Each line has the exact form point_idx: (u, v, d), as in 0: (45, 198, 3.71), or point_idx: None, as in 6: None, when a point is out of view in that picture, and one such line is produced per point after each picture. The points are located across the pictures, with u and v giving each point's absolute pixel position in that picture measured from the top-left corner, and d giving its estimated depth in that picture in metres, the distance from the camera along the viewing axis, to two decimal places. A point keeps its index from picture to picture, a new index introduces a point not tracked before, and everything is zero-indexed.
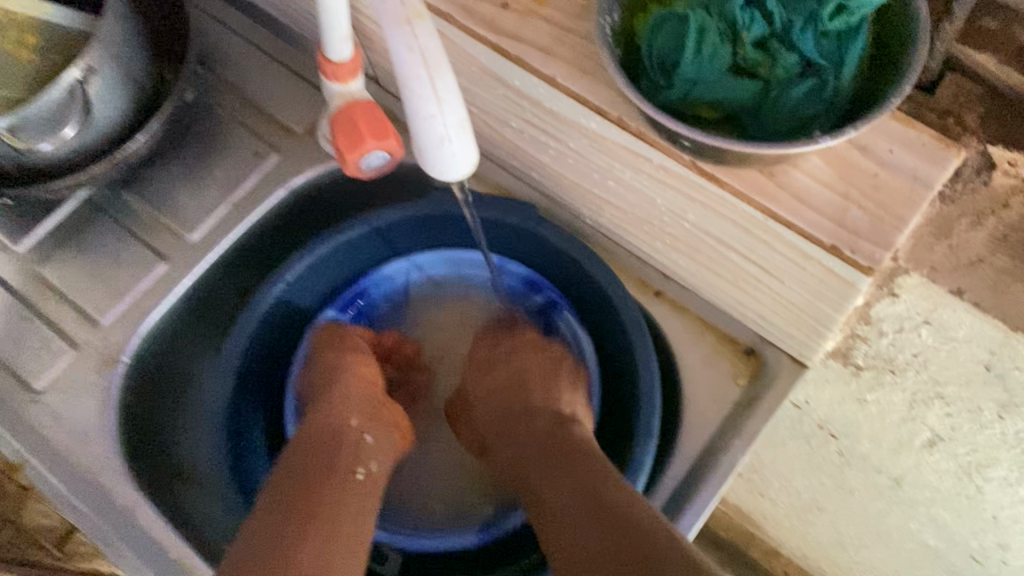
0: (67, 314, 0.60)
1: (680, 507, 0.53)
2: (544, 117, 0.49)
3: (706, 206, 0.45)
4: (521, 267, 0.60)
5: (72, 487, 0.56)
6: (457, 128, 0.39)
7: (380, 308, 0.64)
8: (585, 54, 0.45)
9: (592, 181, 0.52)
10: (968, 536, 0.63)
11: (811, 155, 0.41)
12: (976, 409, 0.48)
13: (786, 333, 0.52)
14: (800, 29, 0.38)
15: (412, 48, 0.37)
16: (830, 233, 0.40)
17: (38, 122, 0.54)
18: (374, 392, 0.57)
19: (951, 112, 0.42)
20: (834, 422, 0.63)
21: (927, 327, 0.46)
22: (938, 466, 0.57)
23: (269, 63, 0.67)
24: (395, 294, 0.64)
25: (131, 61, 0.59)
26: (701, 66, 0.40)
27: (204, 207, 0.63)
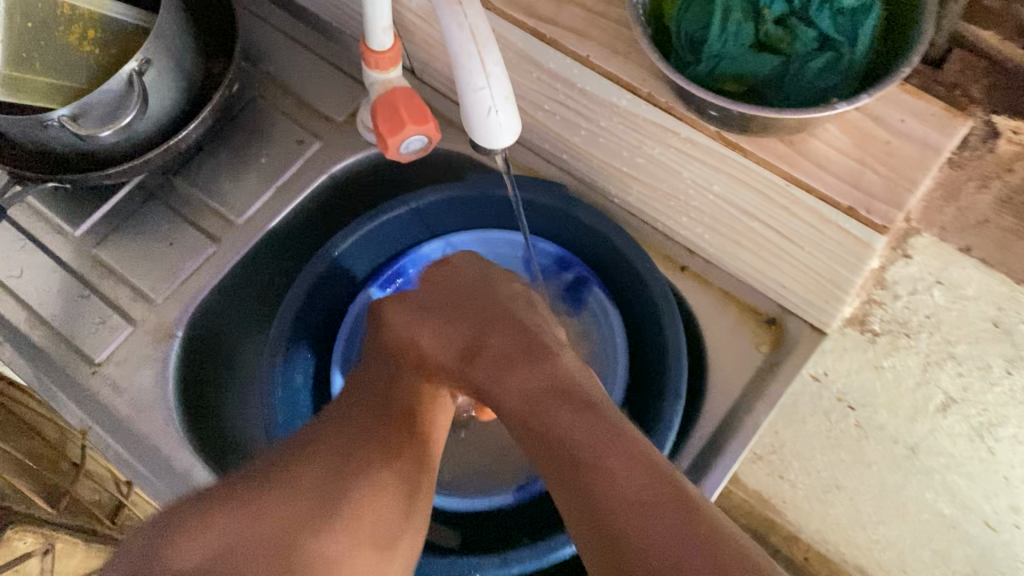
0: (124, 292, 0.64)
1: (707, 465, 0.57)
2: (577, 98, 0.52)
3: (731, 176, 0.48)
4: (553, 246, 0.64)
5: (131, 452, 0.59)
6: (503, 99, 0.42)
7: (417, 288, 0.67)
8: (618, 36, 0.48)
9: (621, 159, 0.56)
10: (982, 502, 0.66)
11: (828, 125, 0.45)
12: (986, 366, 0.51)
13: (805, 301, 0.55)
14: (817, 7, 0.42)
15: (462, 25, 0.41)
16: (847, 196, 0.44)
17: (100, 110, 0.58)
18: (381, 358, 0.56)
19: (959, 85, 0.44)
20: (852, 394, 0.66)
21: (939, 287, 0.49)
22: (952, 430, 0.60)
23: (312, 59, 0.71)
24: None
25: (182, 55, 0.62)
26: (727, 41, 0.43)
27: (250, 192, 0.66)
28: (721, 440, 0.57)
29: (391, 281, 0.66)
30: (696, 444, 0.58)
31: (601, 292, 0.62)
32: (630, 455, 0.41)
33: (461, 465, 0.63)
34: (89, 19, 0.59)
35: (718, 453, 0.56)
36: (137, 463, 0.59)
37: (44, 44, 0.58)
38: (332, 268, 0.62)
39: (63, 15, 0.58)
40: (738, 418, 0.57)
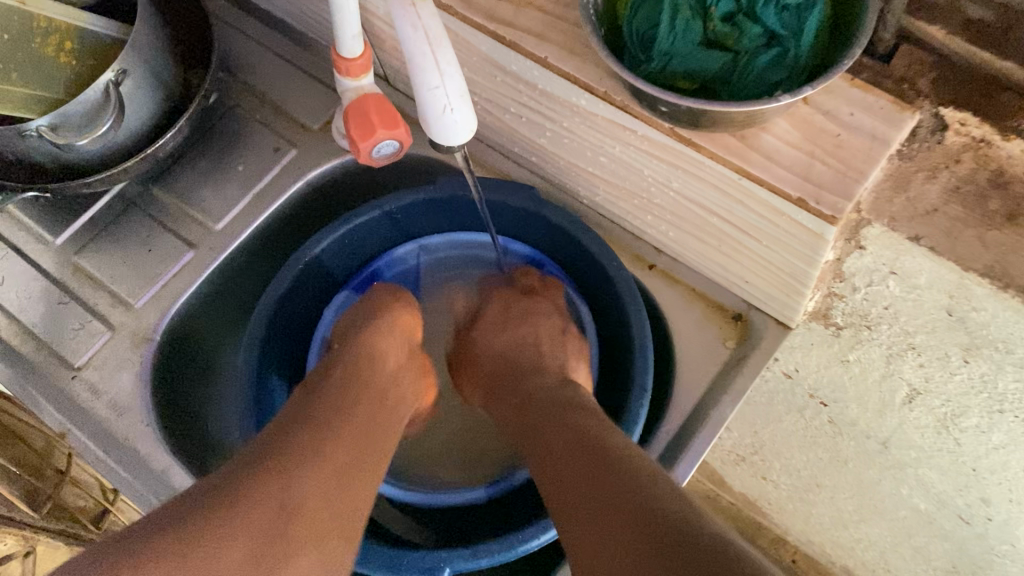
0: (103, 298, 0.65)
1: (676, 458, 0.57)
2: (539, 99, 0.53)
3: (687, 172, 0.49)
4: (526, 247, 0.65)
5: (110, 453, 0.60)
6: (458, 98, 0.44)
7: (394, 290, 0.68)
8: (576, 37, 0.49)
9: (585, 159, 0.57)
10: (954, 495, 0.66)
11: (778, 119, 0.46)
12: (945, 355, 0.52)
13: (769, 296, 0.56)
14: (763, 4, 0.43)
15: (417, 27, 0.42)
16: (797, 187, 0.45)
17: (77, 120, 0.59)
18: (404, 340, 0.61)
19: (906, 78, 0.46)
20: (823, 389, 0.67)
21: (894, 278, 0.50)
22: (919, 422, 0.61)
23: (288, 68, 0.72)
24: (408, 276, 0.68)
25: (159, 65, 0.64)
26: (676, 39, 0.44)
27: (227, 199, 0.67)
28: (688, 435, 0.58)
29: (366, 282, 0.67)
30: (665, 437, 0.58)
31: (571, 289, 0.64)
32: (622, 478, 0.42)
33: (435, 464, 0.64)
34: (66, 31, 0.61)
35: (685, 447, 0.57)
36: (115, 463, 0.60)
37: (20, 56, 0.58)
38: (307, 271, 0.63)
39: (41, 28, 0.59)
40: (705, 412, 0.58)
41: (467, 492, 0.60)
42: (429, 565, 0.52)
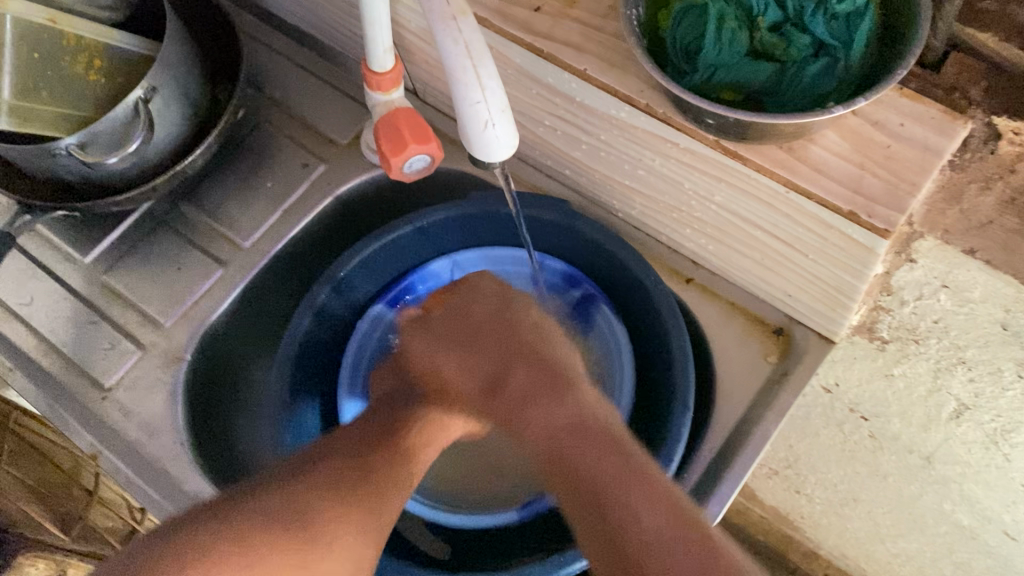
0: (133, 317, 0.64)
1: (718, 477, 0.56)
2: (576, 112, 0.52)
3: (731, 186, 0.48)
4: (561, 263, 0.64)
5: (142, 474, 0.59)
6: (499, 112, 0.43)
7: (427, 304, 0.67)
8: (615, 49, 0.48)
9: (622, 172, 0.56)
10: (1001, 511, 0.65)
11: (826, 130, 0.45)
12: (997, 371, 0.51)
13: (812, 309, 0.54)
14: (811, 13, 0.42)
15: (458, 41, 0.41)
16: (848, 201, 0.43)
17: (106, 137, 0.58)
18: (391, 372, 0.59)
19: (958, 87, 0.45)
20: (865, 404, 0.65)
21: (946, 292, 0.49)
22: (966, 438, 0.59)
23: (316, 82, 0.72)
24: None
25: (188, 81, 0.63)
26: (721, 50, 0.43)
27: (256, 215, 0.67)
28: (730, 453, 0.56)
29: (399, 296, 0.66)
30: (706, 455, 0.57)
31: (608, 309, 0.62)
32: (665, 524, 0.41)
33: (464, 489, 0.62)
34: (95, 49, 0.60)
35: (728, 465, 0.56)
36: (146, 484, 0.59)
37: (49, 73, 0.59)
38: (339, 289, 0.63)
39: (69, 46, 0.59)
40: (747, 428, 0.56)
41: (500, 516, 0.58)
42: None
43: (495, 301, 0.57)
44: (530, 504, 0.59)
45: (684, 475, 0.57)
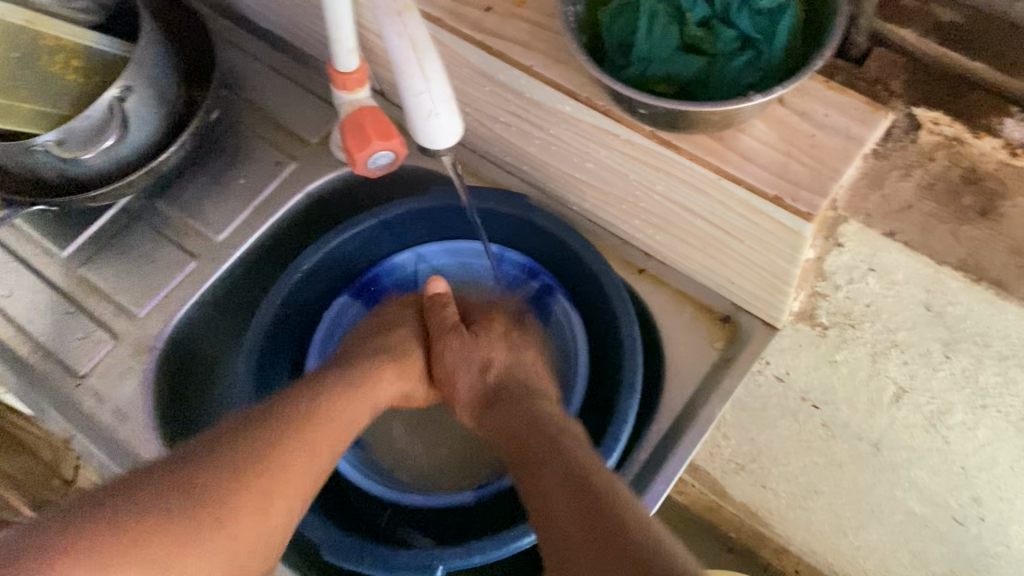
0: (108, 309, 0.66)
1: (665, 455, 0.58)
2: (526, 107, 0.55)
3: (669, 175, 0.51)
4: (522, 256, 0.67)
5: (113, 456, 0.61)
6: (443, 103, 0.45)
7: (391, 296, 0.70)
8: (558, 46, 0.51)
9: (573, 166, 0.58)
10: (947, 495, 0.67)
11: (755, 121, 0.47)
12: (926, 351, 0.53)
13: (754, 295, 0.57)
14: (736, 9, 0.45)
15: (403, 36, 0.44)
16: (773, 185, 0.46)
17: (82, 135, 0.61)
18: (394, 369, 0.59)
19: (880, 79, 0.48)
20: (814, 392, 0.67)
21: (873, 275, 0.51)
22: (908, 421, 0.61)
23: (289, 85, 0.74)
24: (407, 284, 0.70)
25: (162, 81, 0.66)
26: (654, 45, 0.46)
27: (228, 211, 0.69)
28: (678, 433, 0.59)
29: (365, 289, 0.69)
30: (655, 436, 0.59)
31: (565, 299, 0.65)
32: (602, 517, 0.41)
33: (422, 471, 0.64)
34: (73, 50, 0.62)
35: (675, 444, 0.58)
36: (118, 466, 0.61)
37: (28, 72, 0.61)
38: (304, 281, 0.65)
39: (47, 45, 0.61)
40: (695, 410, 0.59)
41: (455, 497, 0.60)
42: (420, 563, 0.52)
43: (511, 352, 0.60)
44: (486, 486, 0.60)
45: (634, 455, 0.59)
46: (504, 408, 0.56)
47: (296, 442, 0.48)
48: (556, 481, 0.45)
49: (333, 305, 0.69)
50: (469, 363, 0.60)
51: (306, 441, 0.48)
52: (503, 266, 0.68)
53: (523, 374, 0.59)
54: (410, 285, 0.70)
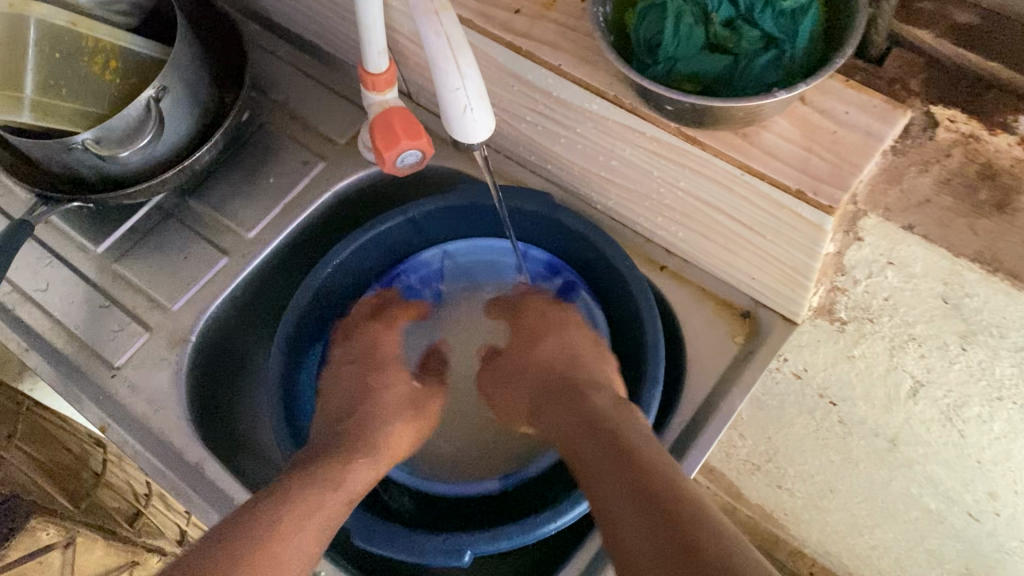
0: (142, 302, 0.68)
1: (688, 446, 0.60)
2: (554, 106, 0.57)
3: (693, 170, 0.52)
4: (543, 253, 0.68)
5: (147, 444, 0.63)
6: (477, 97, 0.48)
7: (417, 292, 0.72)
8: (586, 47, 0.53)
9: (598, 165, 0.60)
10: (962, 491, 0.68)
11: (778, 118, 0.49)
12: (943, 345, 0.55)
13: (776, 291, 0.59)
14: (760, 10, 0.46)
15: (439, 33, 0.46)
16: (795, 179, 0.47)
17: (119, 134, 0.63)
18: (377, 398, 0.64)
19: (898, 78, 0.49)
20: (832, 388, 0.69)
21: (892, 268, 0.52)
22: (924, 416, 0.63)
23: (318, 88, 0.77)
24: (433, 281, 0.72)
25: (195, 83, 0.68)
26: (680, 45, 0.47)
27: (259, 209, 0.71)
28: (700, 424, 0.60)
29: (392, 285, 0.71)
30: (676, 428, 0.61)
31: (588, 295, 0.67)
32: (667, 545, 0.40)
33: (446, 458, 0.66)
34: (111, 51, 0.64)
35: (696, 435, 0.60)
36: (152, 454, 0.62)
37: (69, 72, 0.63)
38: (333, 276, 0.67)
39: (87, 47, 0.63)
40: (716, 402, 0.60)
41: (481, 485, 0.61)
42: (450, 548, 0.53)
43: (576, 351, 0.62)
44: (511, 475, 0.62)
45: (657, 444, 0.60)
46: (561, 409, 0.57)
47: (272, 532, 0.47)
48: (613, 471, 0.48)
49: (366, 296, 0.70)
50: (530, 376, 0.62)
51: (282, 526, 0.48)
52: (528, 261, 0.69)
53: (583, 366, 0.60)
54: (436, 279, 0.71)
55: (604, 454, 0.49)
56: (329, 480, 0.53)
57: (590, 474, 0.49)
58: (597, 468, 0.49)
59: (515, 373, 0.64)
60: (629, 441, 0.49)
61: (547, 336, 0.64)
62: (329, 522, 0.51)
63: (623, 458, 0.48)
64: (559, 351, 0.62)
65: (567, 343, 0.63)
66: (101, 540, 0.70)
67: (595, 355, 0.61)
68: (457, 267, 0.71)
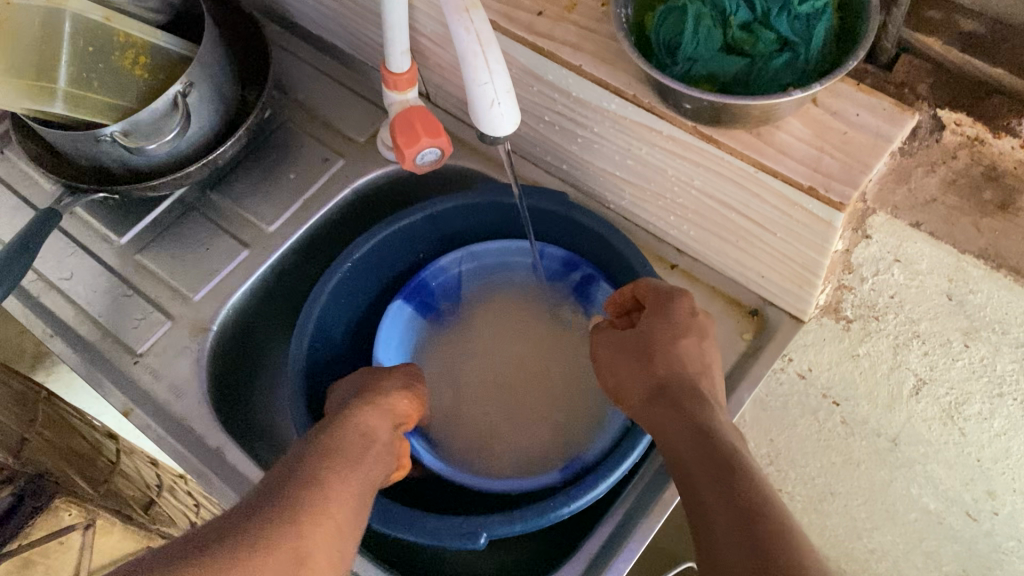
0: (164, 292, 0.70)
1: None
2: (572, 106, 0.59)
3: (707, 168, 0.54)
4: (560, 249, 0.68)
5: (170, 430, 0.64)
6: (504, 93, 0.50)
7: (439, 299, 0.72)
8: (606, 48, 0.54)
9: (614, 163, 0.62)
10: (961, 490, 0.70)
11: (791, 119, 0.50)
12: (947, 342, 0.59)
13: (784, 290, 0.60)
14: (777, 14, 0.48)
15: (469, 30, 0.48)
16: (808, 177, 0.49)
17: (147, 127, 0.64)
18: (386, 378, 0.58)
19: (907, 83, 0.51)
20: (835, 388, 0.71)
21: (898, 265, 0.57)
22: (926, 414, 0.65)
23: (339, 89, 0.79)
24: (451, 287, 0.72)
25: (220, 80, 0.69)
26: (698, 45, 0.49)
27: (279, 204, 0.73)
28: None
29: (415, 291, 0.71)
30: None
31: (608, 286, 0.66)
32: (750, 522, 0.38)
33: (468, 449, 0.67)
34: (141, 47, 0.66)
35: None
36: (174, 440, 0.64)
37: (101, 66, 0.65)
38: (354, 270, 0.69)
39: (119, 42, 0.65)
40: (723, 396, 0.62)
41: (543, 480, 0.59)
42: (464, 531, 0.54)
43: (688, 316, 0.53)
44: (569, 465, 0.60)
45: None
46: (683, 412, 0.48)
47: (305, 477, 0.45)
48: (693, 445, 0.45)
49: (395, 306, 0.70)
50: (629, 333, 0.55)
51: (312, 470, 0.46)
52: (545, 259, 0.69)
53: (683, 344, 0.52)
54: (455, 283, 0.72)
55: (707, 467, 0.43)
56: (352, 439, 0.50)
57: (679, 460, 0.45)
58: (700, 482, 0.42)
59: (618, 346, 0.55)
60: (737, 462, 0.42)
61: (681, 333, 0.53)
62: (354, 496, 0.46)
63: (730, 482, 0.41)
64: (663, 306, 0.54)
65: (705, 351, 0.52)
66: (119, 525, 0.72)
67: (694, 325, 0.53)
68: (475, 267, 0.72)
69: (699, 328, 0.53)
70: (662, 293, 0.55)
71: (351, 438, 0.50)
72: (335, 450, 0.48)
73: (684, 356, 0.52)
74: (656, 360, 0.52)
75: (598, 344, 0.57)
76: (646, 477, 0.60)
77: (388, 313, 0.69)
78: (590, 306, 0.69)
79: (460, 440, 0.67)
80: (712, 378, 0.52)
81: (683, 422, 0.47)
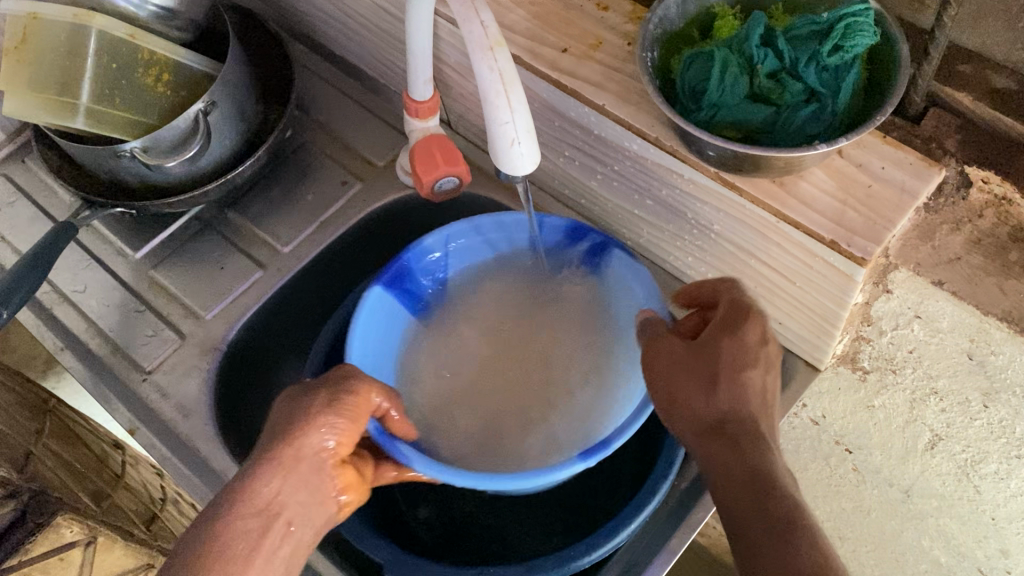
0: (177, 310, 0.69)
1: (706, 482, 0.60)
2: (594, 143, 0.58)
3: (729, 215, 0.53)
4: (561, 219, 0.62)
5: (176, 451, 0.64)
6: (525, 132, 0.49)
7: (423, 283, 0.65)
8: (630, 88, 0.54)
9: (633, 203, 0.61)
10: (974, 547, 0.67)
11: (815, 170, 0.50)
12: (965, 401, 0.58)
13: (801, 337, 0.60)
14: (805, 64, 0.47)
15: (493, 69, 0.48)
16: (830, 231, 0.47)
17: (168, 145, 0.64)
18: (328, 391, 0.50)
19: (935, 138, 0.51)
20: (849, 436, 0.69)
21: (918, 321, 0.56)
22: (941, 470, 0.64)
23: (361, 111, 0.79)
24: (436, 268, 0.65)
25: (242, 98, 0.69)
26: (724, 93, 0.48)
27: (296, 226, 0.73)
28: None
29: (397, 277, 0.63)
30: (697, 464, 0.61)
31: (623, 253, 0.60)
32: None
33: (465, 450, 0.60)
34: (164, 64, 0.66)
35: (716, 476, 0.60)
36: (178, 461, 0.63)
37: (124, 82, 0.64)
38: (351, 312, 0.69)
39: (143, 59, 0.64)
40: None
41: (564, 469, 0.51)
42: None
43: (760, 332, 0.48)
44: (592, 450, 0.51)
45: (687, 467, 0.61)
46: (742, 455, 0.44)
47: (227, 553, 0.44)
48: (753, 503, 0.42)
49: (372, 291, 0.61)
50: (686, 347, 0.49)
51: (235, 547, 0.44)
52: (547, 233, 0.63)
53: (749, 369, 0.47)
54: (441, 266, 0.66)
55: (765, 525, 0.41)
56: (279, 498, 0.47)
57: (735, 517, 0.43)
58: (757, 547, 0.40)
59: (670, 361, 0.49)
60: (797, 513, 0.41)
61: (750, 360, 0.47)
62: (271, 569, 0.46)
63: (791, 544, 0.39)
64: (733, 324, 0.49)
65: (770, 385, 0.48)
66: (121, 541, 0.73)
67: (760, 349, 0.48)
68: (466, 244, 0.65)
69: (767, 353, 0.48)
70: (741, 298, 0.50)
71: (245, 529, 0.45)
72: (213, 557, 0.44)
73: (749, 386, 0.47)
74: (718, 394, 0.47)
75: (657, 350, 0.51)
76: (658, 520, 0.59)
77: (365, 299, 0.61)
78: (603, 275, 0.63)
79: (472, 444, 0.60)
80: (772, 417, 0.48)
81: (741, 466, 0.44)
